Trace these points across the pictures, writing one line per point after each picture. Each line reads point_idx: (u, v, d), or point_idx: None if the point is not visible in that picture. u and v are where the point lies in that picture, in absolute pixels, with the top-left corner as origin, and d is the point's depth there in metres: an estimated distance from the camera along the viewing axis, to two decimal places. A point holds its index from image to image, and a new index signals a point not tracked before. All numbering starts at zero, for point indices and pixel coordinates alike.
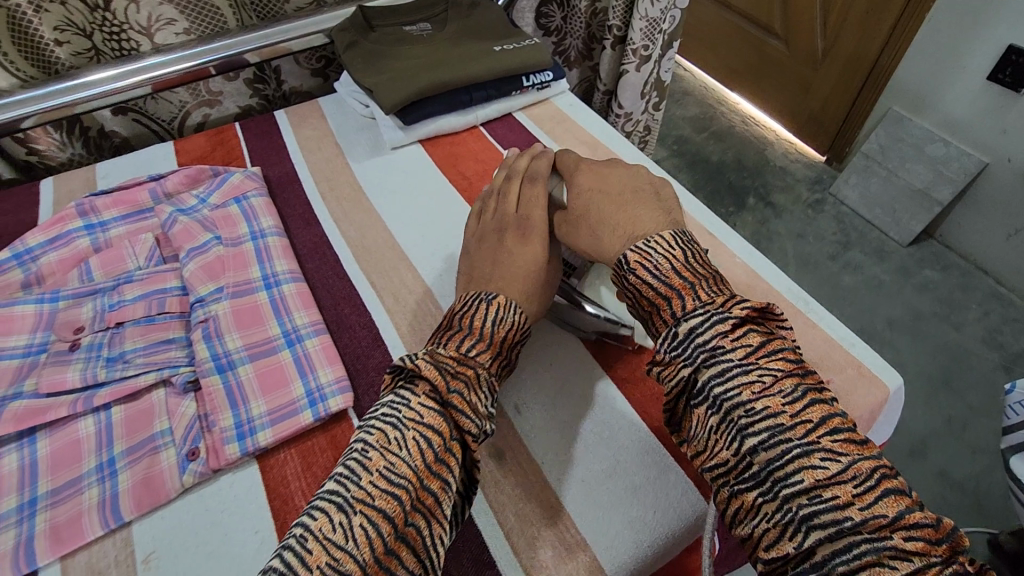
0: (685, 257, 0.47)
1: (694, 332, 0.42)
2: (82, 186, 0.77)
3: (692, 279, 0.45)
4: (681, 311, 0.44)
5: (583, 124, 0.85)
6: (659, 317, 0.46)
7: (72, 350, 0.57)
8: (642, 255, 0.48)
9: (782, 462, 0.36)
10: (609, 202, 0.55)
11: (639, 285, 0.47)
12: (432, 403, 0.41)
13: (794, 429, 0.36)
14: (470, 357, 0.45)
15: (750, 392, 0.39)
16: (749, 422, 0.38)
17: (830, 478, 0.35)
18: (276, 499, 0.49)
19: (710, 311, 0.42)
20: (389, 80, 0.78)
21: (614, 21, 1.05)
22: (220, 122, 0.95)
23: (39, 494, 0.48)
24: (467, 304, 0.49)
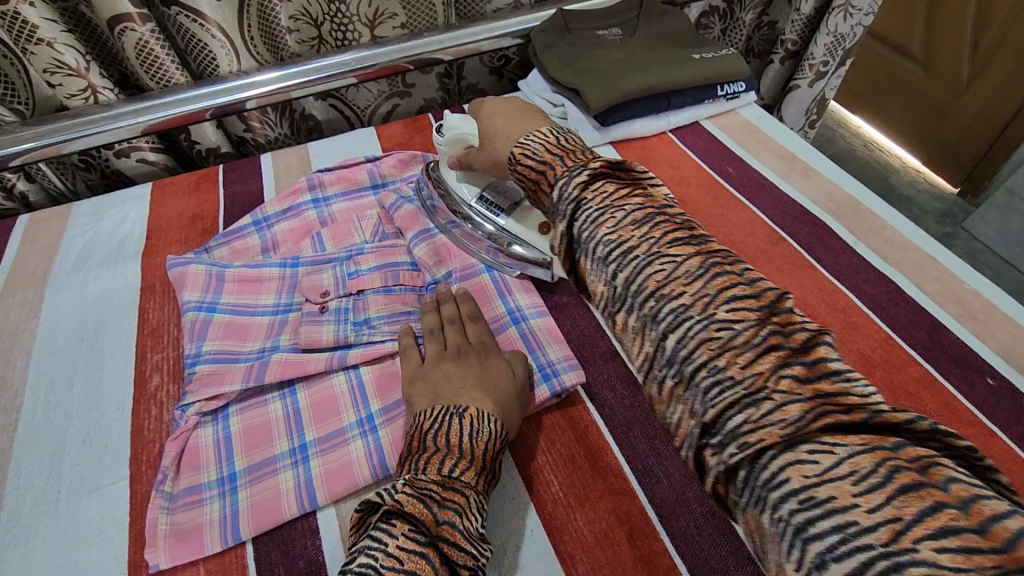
0: (558, 140, 0.51)
1: (563, 196, 0.45)
2: (297, 162, 0.83)
3: (562, 153, 0.49)
4: (554, 178, 0.48)
5: (775, 136, 0.83)
6: (541, 192, 0.49)
7: (321, 312, 0.62)
8: (523, 147, 0.52)
9: (639, 276, 0.39)
10: (503, 115, 0.59)
11: (524, 172, 0.51)
12: (416, 542, 0.39)
13: (640, 246, 0.40)
14: (454, 479, 0.44)
15: (606, 227, 0.42)
16: (609, 251, 0.41)
17: (668, 279, 0.38)
18: (527, 469, 0.51)
19: (573, 176, 0.46)
20: (593, 82, 0.80)
21: (790, 35, 1.03)
22: (405, 113, 1.01)
23: (308, 441, 0.53)
24: (437, 421, 0.47)
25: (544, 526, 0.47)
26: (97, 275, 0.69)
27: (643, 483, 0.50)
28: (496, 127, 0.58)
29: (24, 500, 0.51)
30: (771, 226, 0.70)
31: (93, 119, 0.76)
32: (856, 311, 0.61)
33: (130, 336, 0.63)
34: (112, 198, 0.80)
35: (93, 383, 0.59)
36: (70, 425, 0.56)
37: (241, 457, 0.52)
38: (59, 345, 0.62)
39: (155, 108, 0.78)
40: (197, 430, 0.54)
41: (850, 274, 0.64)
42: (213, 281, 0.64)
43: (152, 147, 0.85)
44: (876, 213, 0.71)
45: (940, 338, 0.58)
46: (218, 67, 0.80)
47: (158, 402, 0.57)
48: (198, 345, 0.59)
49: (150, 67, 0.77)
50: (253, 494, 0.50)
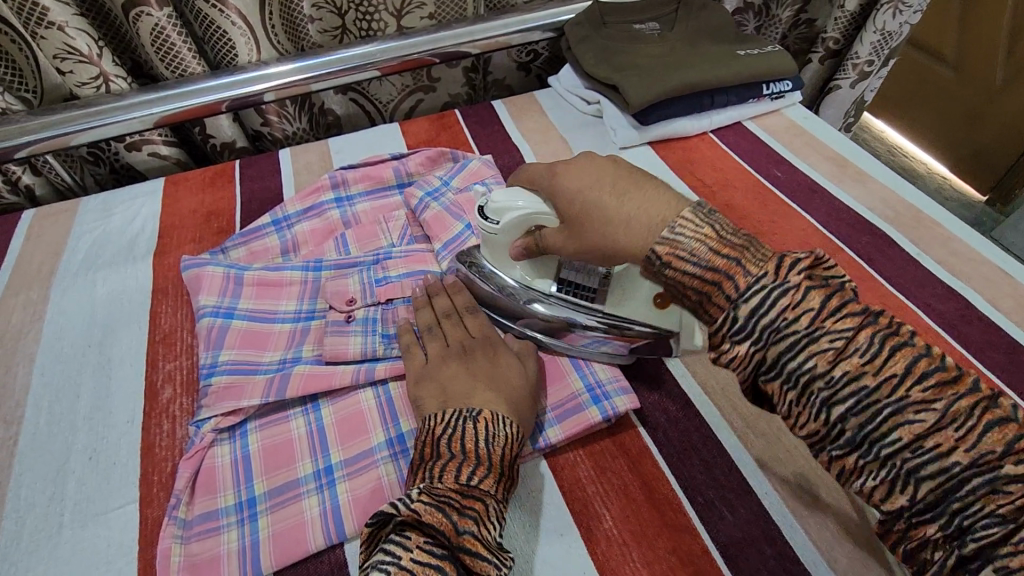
0: (718, 230, 0.39)
1: (758, 315, 0.35)
2: (318, 159, 0.79)
3: (736, 253, 0.37)
4: (737, 293, 0.37)
5: (824, 139, 0.78)
6: (711, 305, 0.38)
7: (347, 321, 0.57)
8: (672, 245, 0.39)
9: (766, 310, 0.35)
10: (607, 191, 0.44)
11: (678, 279, 0.39)
12: (432, 554, 0.36)
13: (771, 275, 0.36)
14: (473, 487, 0.39)
15: (716, 252, 0.38)
16: (771, 313, 0.35)
17: (839, 356, 0.34)
18: (575, 501, 0.47)
19: (769, 286, 0.36)
20: (634, 78, 0.75)
21: (832, 33, 0.98)
22: (428, 109, 0.96)
23: (334, 463, 0.49)
24: (450, 427, 0.43)
25: (596, 565, 0.43)
26: (105, 275, 0.65)
27: (704, 516, 0.45)
28: (603, 204, 0.44)
29: (25, 523, 0.46)
30: (826, 235, 0.65)
31: (103, 109, 0.72)
32: (926, 328, 0.56)
33: (141, 342, 0.59)
34: (122, 194, 0.75)
35: (101, 393, 0.55)
36: (75, 440, 0.51)
37: (260, 480, 0.48)
38: (65, 351, 0.58)
39: (168, 99, 0.73)
40: (213, 449, 0.50)
41: (917, 288, 0.60)
42: (230, 284, 0.60)
43: (165, 140, 0.81)
44: (939, 222, 0.66)
45: (1021, 360, 0.53)
46: (236, 57, 0.76)
47: (170, 416, 0.53)
48: (214, 354, 0.55)
49: (166, 55, 0.73)
50: (275, 522, 0.45)
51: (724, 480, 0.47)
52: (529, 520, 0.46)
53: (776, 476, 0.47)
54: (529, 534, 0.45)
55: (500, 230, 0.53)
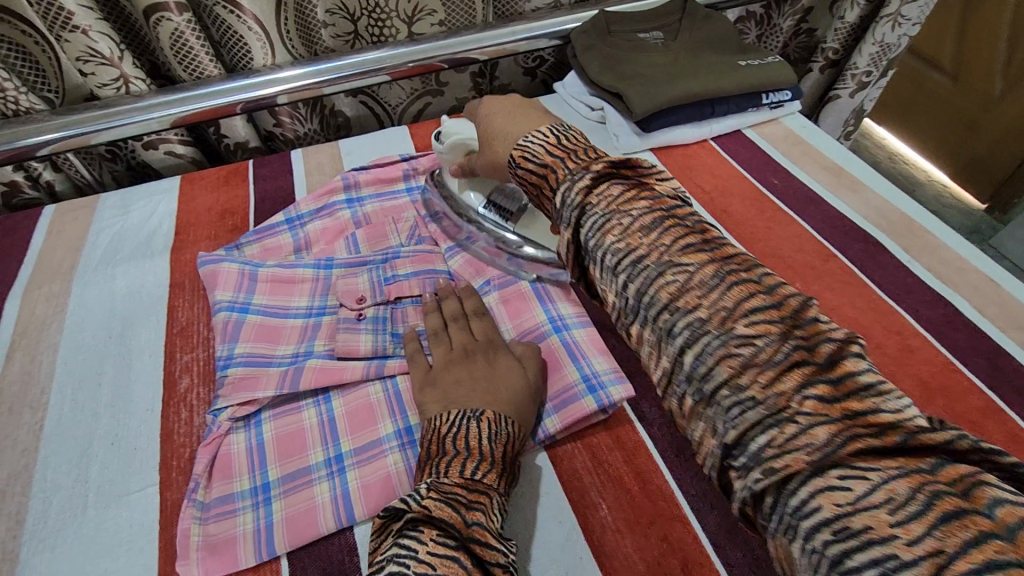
0: (558, 141, 0.49)
1: (565, 200, 0.44)
2: (329, 160, 0.81)
3: (562, 152, 0.47)
4: (555, 181, 0.46)
5: (821, 149, 0.81)
6: (543, 194, 0.48)
7: (358, 319, 0.60)
8: (523, 149, 0.50)
9: (596, 235, 0.41)
10: (498, 117, 0.57)
11: (525, 174, 0.50)
12: (446, 546, 0.37)
13: (602, 204, 0.42)
14: (477, 481, 0.42)
15: (553, 158, 0.47)
16: (599, 242, 0.41)
17: (677, 290, 0.37)
18: (574, 490, 0.49)
19: (575, 174, 0.44)
20: (637, 87, 0.77)
21: (833, 44, 1.00)
22: (435, 112, 0.98)
23: (344, 452, 0.51)
24: (455, 425, 0.46)
25: (593, 551, 0.45)
26: (125, 269, 0.68)
27: (696, 508, 0.47)
28: (495, 128, 0.56)
29: (51, 504, 0.49)
30: (820, 241, 0.68)
31: (123, 110, 0.74)
32: (913, 334, 0.58)
33: (159, 335, 0.61)
34: (140, 191, 0.78)
35: (122, 382, 0.57)
36: (98, 426, 0.54)
37: (274, 467, 0.51)
38: (86, 342, 0.61)
39: (186, 101, 0.76)
40: (229, 437, 0.52)
41: (905, 295, 0.62)
42: (245, 280, 0.63)
43: (181, 139, 0.83)
44: (930, 232, 0.68)
45: (1001, 365, 0.56)
46: (252, 60, 0.78)
47: (188, 405, 0.55)
48: (230, 347, 0.57)
49: (184, 58, 0.75)
50: (287, 507, 0.48)
51: None
52: (532, 510, 0.48)
53: None
54: (530, 523, 0.47)
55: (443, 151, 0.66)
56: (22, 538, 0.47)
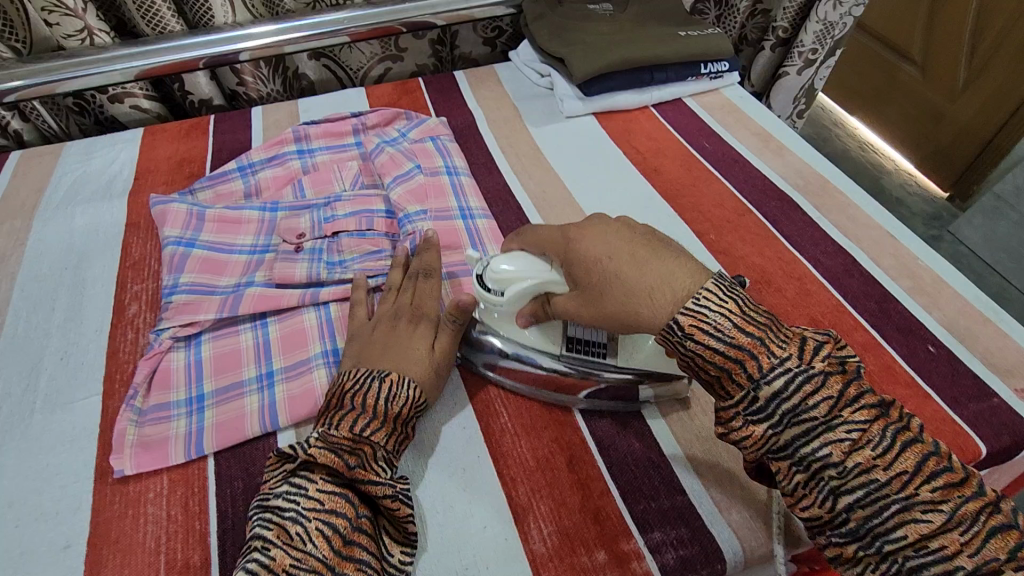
0: (743, 307, 0.42)
1: (779, 398, 0.39)
2: (286, 117, 0.85)
3: (758, 331, 0.41)
4: (759, 373, 0.40)
5: (754, 116, 0.85)
6: (730, 380, 0.41)
7: (296, 251, 0.64)
8: (697, 318, 0.41)
9: (786, 393, 0.39)
10: (625, 260, 0.45)
11: (699, 352, 0.42)
12: (332, 484, 0.42)
13: (758, 349, 0.40)
14: (364, 436, 0.44)
15: (805, 393, 0.39)
16: (774, 391, 0.39)
17: (814, 401, 0.39)
18: (479, 401, 0.54)
19: (791, 369, 0.39)
20: (579, 52, 0.81)
21: (782, 22, 1.05)
22: (397, 78, 1.02)
23: (275, 368, 0.56)
24: (358, 381, 0.48)
25: (489, 452, 0.50)
26: (83, 209, 0.72)
27: (587, 417, 0.52)
28: (627, 280, 0.44)
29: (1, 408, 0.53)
30: (739, 198, 0.72)
31: (87, 59, 0.78)
32: (812, 279, 0.63)
33: (112, 267, 0.65)
34: (103, 141, 0.82)
35: (73, 307, 0.61)
36: (48, 344, 0.58)
37: (210, 380, 0.55)
38: (42, 272, 0.65)
39: (147, 54, 0.79)
40: (170, 354, 0.57)
41: (811, 246, 0.67)
42: (193, 219, 0.67)
43: (146, 94, 0.87)
44: (842, 191, 0.73)
45: (888, 308, 0.60)
46: (213, 18, 0.83)
47: (134, 327, 0.60)
48: (175, 277, 0.62)
49: (147, 13, 0.79)
50: (218, 414, 0.52)
51: None
52: (441, 415, 0.53)
53: None
54: (438, 428, 0.52)
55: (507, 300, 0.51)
56: None
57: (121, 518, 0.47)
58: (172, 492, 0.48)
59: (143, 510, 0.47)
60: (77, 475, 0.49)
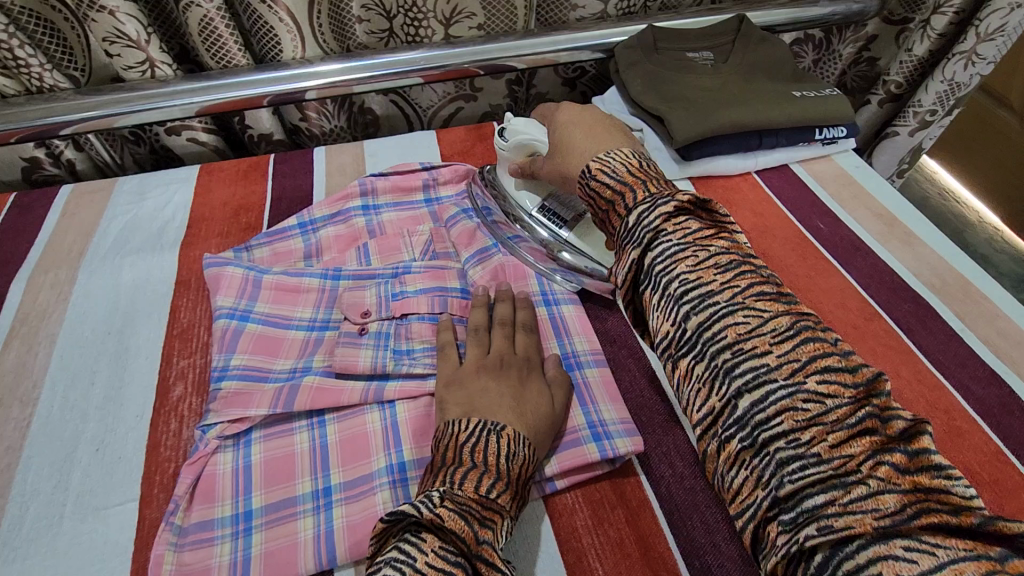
0: (643, 164, 0.45)
1: (641, 222, 0.40)
2: (351, 162, 0.78)
3: (647, 178, 0.43)
4: (633, 202, 0.41)
5: (875, 193, 0.74)
6: (614, 214, 0.43)
7: (360, 334, 0.57)
8: (602, 163, 0.46)
9: (650, 217, 0.39)
10: (581, 129, 0.53)
11: (597, 190, 0.45)
12: (447, 559, 0.36)
13: (643, 184, 0.42)
14: (491, 501, 0.39)
15: (665, 219, 0.39)
16: (641, 212, 0.40)
17: (676, 225, 0.39)
18: (570, 552, 0.45)
19: (661, 199, 0.40)
20: (682, 110, 0.72)
21: (896, 77, 0.94)
22: (467, 117, 0.95)
23: (333, 485, 0.48)
24: (473, 435, 0.43)
25: None
26: (132, 261, 0.66)
27: None
28: (573, 139, 0.53)
29: (28, 509, 0.47)
30: (865, 297, 0.62)
31: (148, 94, 0.73)
32: (963, 414, 0.53)
33: (158, 335, 0.59)
34: (157, 178, 0.76)
35: (115, 383, 0.55)
36: (85, 429, 0.52)
37: (259, 493, 0.48)
38: (84, 336, 0.59)
39: (209, 90, 0.74)
40: (216, 456, 0.50)
41: (957, 368, 0.56)
42: (249, 286, 0.60)
43: (205, 127, 0.81)
44: (987, 295, 0.63)
45: None
46: (281, 52, 0.76)
47: (179, 415, 0.53)
48: (226, 357, 0.55)
49: (212, 45, 0.73)
50: (269, 540, 0.45)
51: (732, 550, 0.45)
52: (525, 566, 0.45)
53: None
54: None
55: (507, 148, 0.64)
56: None
57: None
58: None
59: None
60: None
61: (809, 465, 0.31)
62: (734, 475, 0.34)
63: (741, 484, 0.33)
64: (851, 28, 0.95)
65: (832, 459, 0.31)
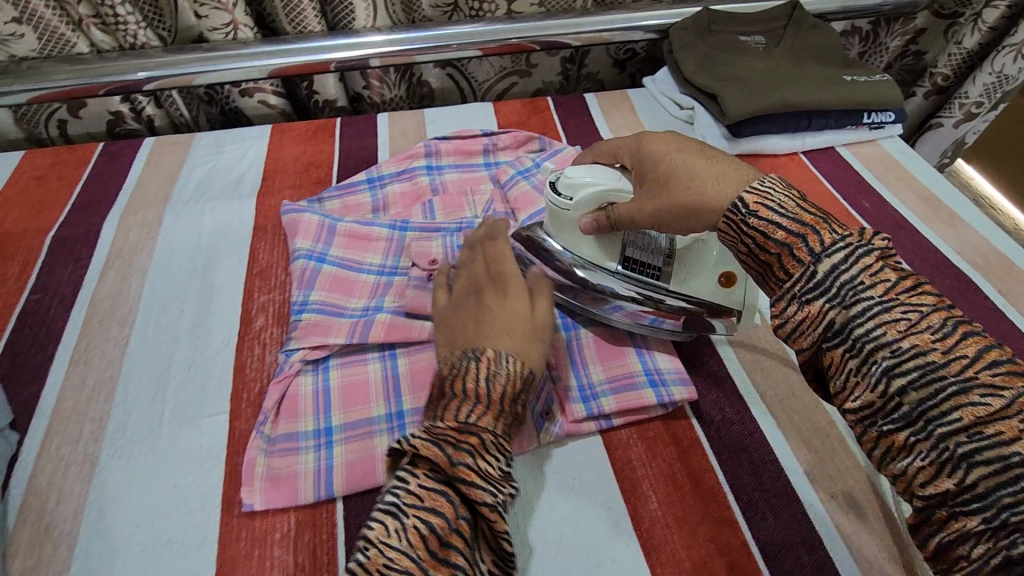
0: (804, 197, 0.42)
1: (836, 272, 0.37)
2: (413, 127, 0.82)
3: (822, 215, 0.40)
4: (821, 246, 0.38)
5: (920, 178, 0.76)
6: (790, 257, 0.39)
7: (428, 279, 0.61)
8: (761, 195, 0.41)
9: (848, 267, 0.37)
10: (696, 156, 0.47)
11: (761, 228, 0.41)
12: (434, 481, 0.39)
13: (823, 225, 0.39)
14: (471, 424, 0.41)
15: (867, 271, 0.36)
16: (831, 256, 0.37)
17: (876, 277, 0.36)
18: (625, 480, 0.49)
19: (854, 245, 0.37)
20: (735, 88, 0.75)
21: (943, 69, 0.96)
22: (519, 94, 0.98)
23: (406, 410, 0.52)
24: (457, 366, 0.45)
25: (640, 543, 0.45)
26: (212, 207, 0.71)
27: (746, 514, 0.47)
28: (695, 171, 0.46)
29: (131, 415, 0.52)
30: None
31: (229, 54, 0.77)
32: None
33: (239, 273, 0.64)
34: (232, 135, 0.81)
35: (202, 312, 0.60)
36: (177, 351, 0.57)
37: (337, 412, 0.52)
38: (172, 270, 0.64)
39: (284, 53, 0.78)
40: (298, 378, 0.54)
41: (998, 340, 0.58)
42: (324, 232, 0.65)
43: (275, 90, 0.86)
44: None
45: None
46: (354, 21, 0.81)
47: (261, 343, 0.58)
48: (305, 294, 0.59)
49: (290, 10, 0.77)
50: (348, 453, 0.49)
51: (777, 488, 0.48)
52: (583, 490, 0.48)
53: (824, 492, 0.48)
54: (579, 503, 0.48)
55: (572, 207, 0.53)
56: (102, 444, 0.51)
57: (247, 559, 0.44)
58: (300, 535, 0.46)
59: (269, 552, 0.45)
60: (203, 503, 0.47)
61: None
62: (951, 541, 0.32)
63: (960, 544, 0.32)
64: (900, 21, 0.97)
65: None
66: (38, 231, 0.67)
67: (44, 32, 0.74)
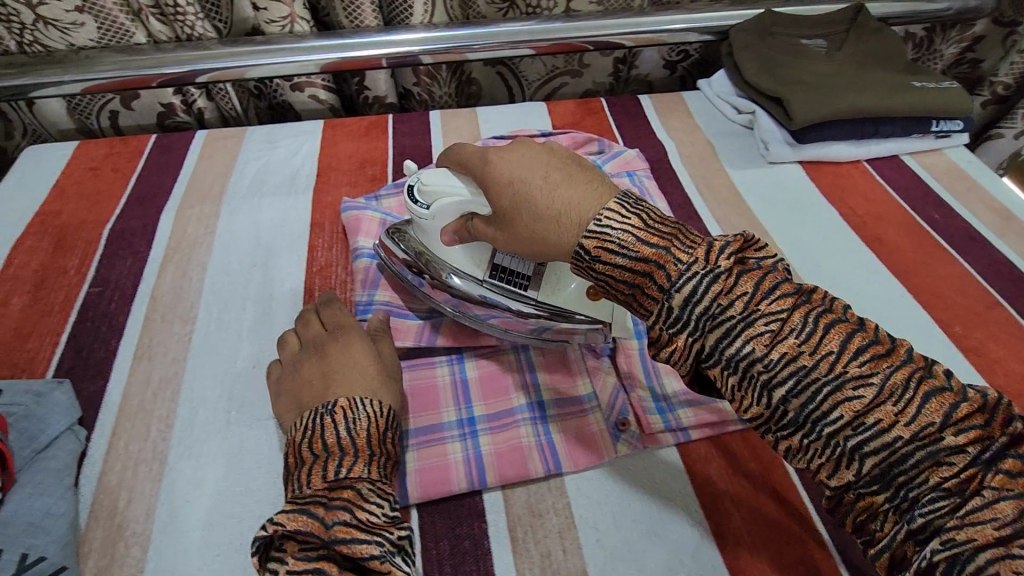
0: (647, 212, 0.39)
1: (691, 305, 0.36)
2: (467, 126, 0.81)
3: (662, 239, 0.38)
4: (669, 280, 0.37)
5: (990, 189, 0.74)
6: (643, 295, 0.38)
7: None
8: (600, 237, 0.38)
9: (701, 296, 0.36)
10: (537, 184, 0.41)
11: (609, 271, 0.39)
12: (306, 560, 0.37)
13: (674, 258, 0.37)
14: (341, 480, 0.40)
15: (717, 291, 0.36)
16: (691, 294, 0.36)
17: (732, 294, 0.36)
18: (705, 496, 0.47)
19: (701, 273, 0.36)
20: (801, 93, 0.73)
21: (1004, 78, 0.96)
22: (568, 94, 0.97)
23: (476, 416, 0.51)
24: (308, 428, 0.43)
25: (726, 562, 0.44)
26: (269, 203, 0.70)
27: (833, 535, 0.45)
28: (535, 207, 0.41)
29: (198, 413, 0.51)
30: (983, 287, 0.63)
31: (286, 47, 0.76)
32: None
33: (299, 271, 0.63)
34: (285, 130, 0.80)
35: (264, 310, 0.59)
36: (241, 348, 0.56)
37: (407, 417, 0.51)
38: (232, 266, 0.63)
39: (339, 47, 0.77)
40: None
41: None
42: None
43: (326, 85, 0.85)
44: None
45: None
46: (411, 16, 0.80)
47: None
48: (370, 293, 0.59)
49: (347, 5, 0.76)
50: (421, 459, 0.48)
51: None
52: (662, 504, 0.47)
53: None
54: (659, 517, 0.46)
55: (432, 216, 0.50)
56: (171, 442, 0.50)
57: None
58: None
59: None
60: (275, 506, 0.46)
61: (938, 494, 0.32)
62: (866, 518, 0.35)
63: (881, 525, 0.34)
64: (957, 28, 0.94)
65: (958, 489, 0.32)
66: (96, 222, 0.67)
67: (104, 21, 0.74)
